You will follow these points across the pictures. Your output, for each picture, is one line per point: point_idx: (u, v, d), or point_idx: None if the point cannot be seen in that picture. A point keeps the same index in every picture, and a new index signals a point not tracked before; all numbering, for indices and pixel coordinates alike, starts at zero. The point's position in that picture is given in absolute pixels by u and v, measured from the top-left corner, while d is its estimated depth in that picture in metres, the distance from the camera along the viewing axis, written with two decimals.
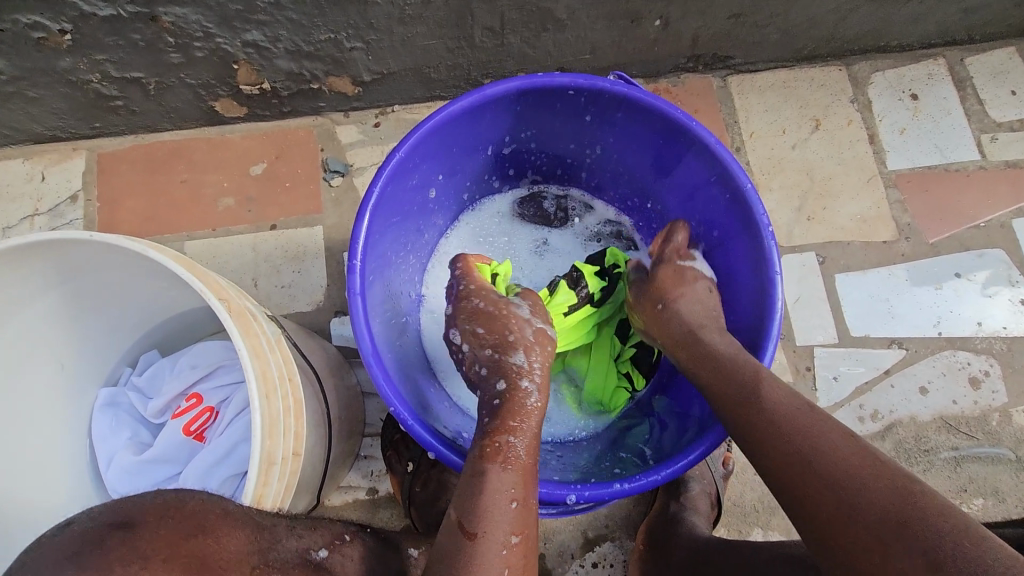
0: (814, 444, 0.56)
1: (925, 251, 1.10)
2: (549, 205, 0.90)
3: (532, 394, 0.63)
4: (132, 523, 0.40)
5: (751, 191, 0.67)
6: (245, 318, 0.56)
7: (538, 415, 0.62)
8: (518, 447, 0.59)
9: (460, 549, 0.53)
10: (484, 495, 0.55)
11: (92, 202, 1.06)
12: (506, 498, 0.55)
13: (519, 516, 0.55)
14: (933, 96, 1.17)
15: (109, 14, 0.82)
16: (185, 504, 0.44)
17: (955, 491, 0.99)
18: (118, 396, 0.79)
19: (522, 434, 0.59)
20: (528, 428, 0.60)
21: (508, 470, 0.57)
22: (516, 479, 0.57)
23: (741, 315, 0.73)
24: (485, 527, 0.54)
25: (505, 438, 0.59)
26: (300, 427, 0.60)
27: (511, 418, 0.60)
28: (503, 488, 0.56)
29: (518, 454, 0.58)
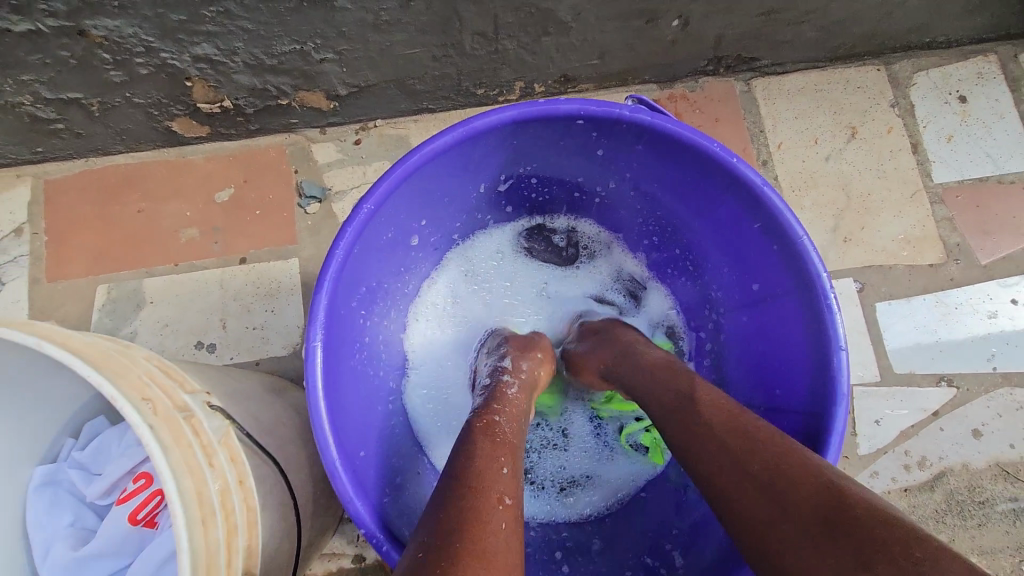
0: (704, 429, 0.53)
1: (976, 275, 0.98)
2: (554, 245, 0.78)
3: (514, 388, 0.61)
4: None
5: (811, 248, 0.55)
6: (176, 423, 0.45)
7: (516, 403, 0.58)
8: (507, 429, 0.53)
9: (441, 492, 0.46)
10: (476, 458, 0.48)
11: (41, 236, 0.94)
12: (498, 464, 0.48)
13: (516, 486, 0.47)
14: (984, 98, 1.04)
15: (27, 29, 0.69)
16: None
17: (1012, 547, 0.89)
18: (58, 473, 0.69)
19: (510, 419, 0.55)
20: (507, 410, 0.56)
21: (500, 443, 0.51)
22: (507, 452, 0.50)
23: (788, 397, 0.61)
24: (481, 481, 0.46)
25: (490, 416, 0.54)
26: (248, 540, 0.50)
27: (496, 406, 0.57)
28: (498, 456, 0.49)
29: (508, 434, 0.53)
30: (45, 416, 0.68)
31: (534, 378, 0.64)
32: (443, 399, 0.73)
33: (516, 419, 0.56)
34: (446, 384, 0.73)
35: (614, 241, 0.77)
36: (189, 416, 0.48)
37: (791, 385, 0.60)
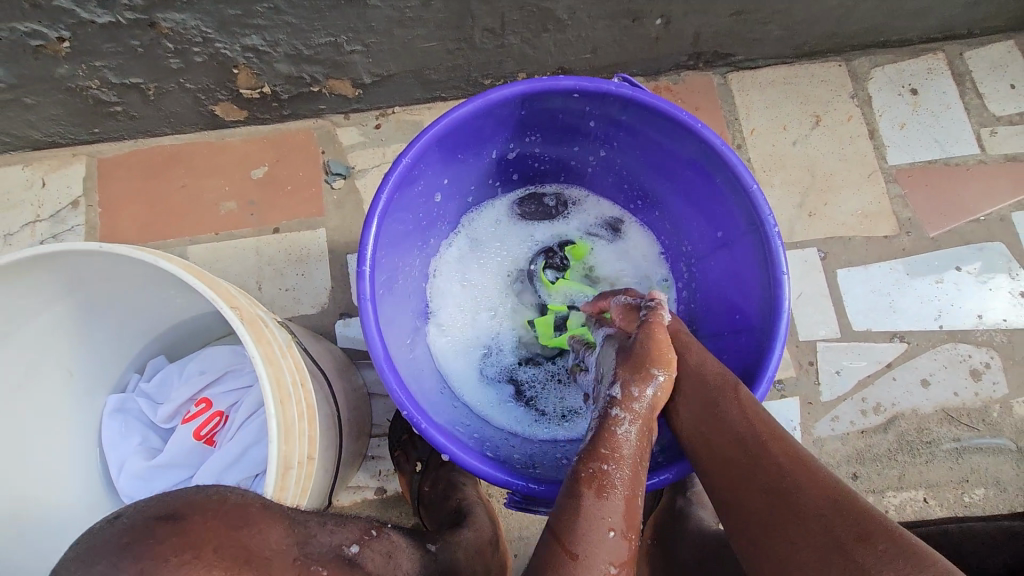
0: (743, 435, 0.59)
1: (926, 245, 1.11)
2: (543, 205, 0.90)
3: (630, 429, 0.58)
4: (180, 514, 0.42)
5: (758, 193, 0.67)
6: (258, 327, 0.58)
7: (630, 445, 0.58)
8: (617, 476, 0.56)
9: (559, 564, 0.53)
10: (583, 521, 0.54)
11: (93, 207, 1.04)
12: (604, 526, 0.54)
13: (620, 545, 0.54)
14: (933, 91, 1.17)
15: (108, 21, 0.84)
16: (226, 498, 0.46)
17: (957, 482, 1.01)
18: (128, 402, 0.79)
19: (621, 462, 0.57)
20: (623, 460, 0.57)
21: (608, 499, 0.55)
22: (618, 507, 0.55)
23: (744, 322, 0.72)
24: (587, 551, 0.53)
25: (600, 464, 0.57)
26: (312, 430, 0.61)
27: (607, 447, 0.58)
28: (604, 514, 0.55)
29: (618, 484, 0.56)
30: (119, 352, 0.78)
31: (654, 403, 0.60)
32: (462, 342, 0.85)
33: (634, 468, 0.58)
34: (463, 329, 0.86)
35: (593, 198, 0.90)
36: (266, 325, 0.60)
37: (747, 311, 0.71)
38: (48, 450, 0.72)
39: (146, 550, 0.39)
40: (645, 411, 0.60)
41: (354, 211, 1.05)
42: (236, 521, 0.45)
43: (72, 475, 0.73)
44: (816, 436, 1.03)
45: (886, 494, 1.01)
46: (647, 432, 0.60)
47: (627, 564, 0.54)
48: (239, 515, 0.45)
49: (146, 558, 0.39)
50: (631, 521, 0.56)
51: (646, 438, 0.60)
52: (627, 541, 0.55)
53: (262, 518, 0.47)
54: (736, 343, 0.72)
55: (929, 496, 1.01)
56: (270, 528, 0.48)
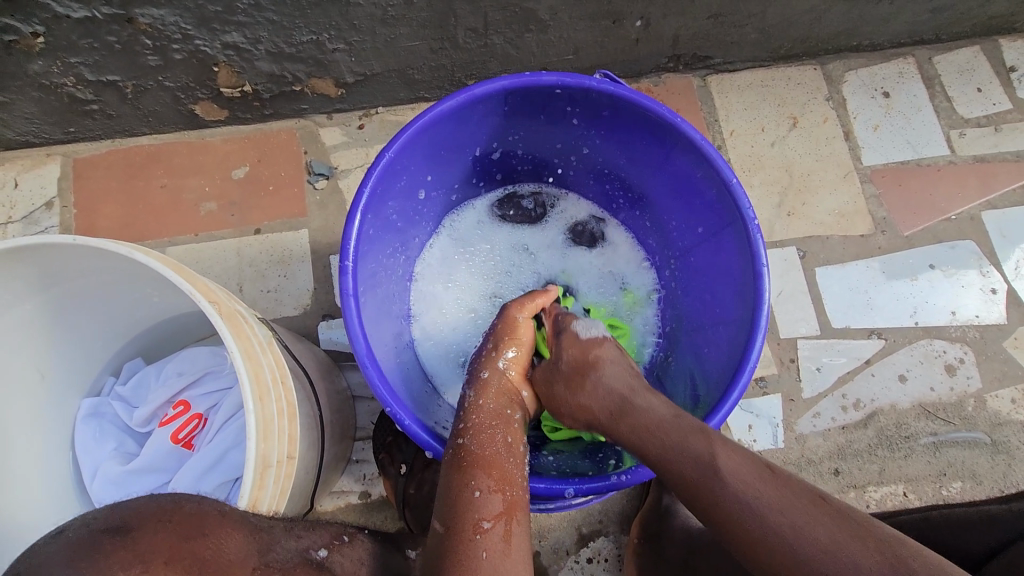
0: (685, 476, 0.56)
1: (900, 244, 1.14)
2: (525, 207, 0.90)
3: (475, 398, 0.65)
4: (129, 527, 0.42)
5: (738, 185, 0.68)
6: (236, 321, 0.57)
7: (485, 415, 0.63)
8: (472, 445, 0.60)
9: (439, 548, 0.53)
10: (448, 495, 0.56)
11: (68, 208, 1.02)
12: (469, 491, 0.56)
13: (492, 501, 0.55)
14: (904, 94, 1.21)
15: (84, 16, 0.83)
16: (182, 506, 0.46)
17: (935, 475, 1.03)
18: (102, 406, 0.77)
19: (474, 431, 0.61)
20: (476, 429, 0.61)
21: (466, 467, 0.58)
22: (480, 469, 0.57)
23: (727, 314, 0.72)
24: (453, 519, 0.54)
25: (456, 441, 0.60)
26: (292, 429, 0.60)
27: (464, 422, 0.62)
28: (467, 479, 0.57)
29: (476, 450, 0.59)
30: (93, 354, 0.77)
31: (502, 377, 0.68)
32: (448, 344, 0.84)
33: (493, 435, 0.61)
34: (449, 331, 0.85)
35: (572, 198, 0.90)
36: (245, 321, 0.59)
37: (727, 305, 0.72)
38: (20, 454, 0.69)
39: (90, 563, 0.39)
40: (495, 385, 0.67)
41: (338, 211, 1.04)
42: (191, 531, 0.44)
43: (41, 481, 0.71)
44: (798, 433, 1.04)
45: (868, 489, 1.02)
46: (503, 402, 0.65)
47: (505, 516, 0.55)
48: (196, 524, 0.45)
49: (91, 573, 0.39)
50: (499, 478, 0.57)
51: (503, 410, 0.65)
52: (499, 495, 0.56)
53: (221, 527, 0.47)
54: (716, 336, 0.73)
55: (908, 490, 1.02)
56: (230, 535, 0.47)
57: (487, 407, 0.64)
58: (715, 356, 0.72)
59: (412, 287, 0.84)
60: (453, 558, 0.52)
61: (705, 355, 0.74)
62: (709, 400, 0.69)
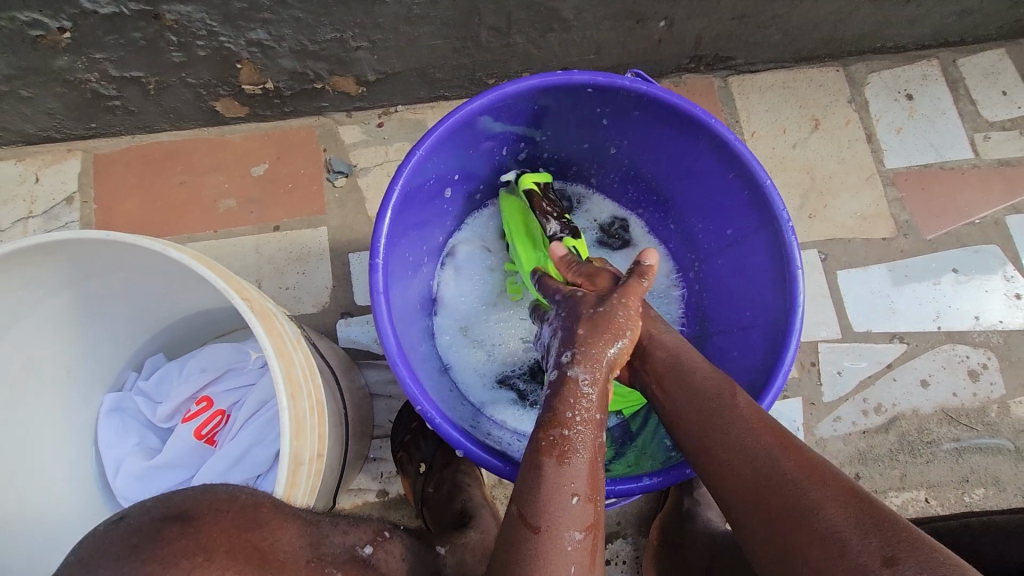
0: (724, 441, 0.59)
1: (923, 247, 1.12)
2: None
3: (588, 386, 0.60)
4: (189, 516, 0.42)
5: (771, 187, 0.67)
6: (268, 318, 0.56)
7: (592, 409, 0.59)
8: (578, 440, 0.57)
9: (523, 542, 0.53)
10: (543, 489, 0.54)
11: (89, 204, 1.02)
12: (567, 493, 0.54)
13: (585, 510, 0.54)
14: (928, 96, 1.19)
15: (111, 12, 0.83)
16: (238, 497, 0.46)
17: (957, 482, 1.02)
18: (124, 401, 0.77)
19: (581, 426, 0.58)
20: (583, 421, 0.58)
21: (569, 465, 0.56)
22: (579, 472, 0.56)
23: (756, 317, 0.72)
24: (549, 519, 0.53)
25: (560, 431, 0.57)
26: (322, 426, 0.60)
27: (570, 411, 0.59)
28: (567, 480, 0.55)
29: (580, 449, 0.57)
30: (117, 350, 0.76)
31: (610, 370, 0.63)
32: (472, 343, 0.84)
33: (596, 434, 0.58)
34: (473, 331, 0.85)
35: (598, 197, 0.90)
36: (276, 317, 0.59)
37: (758, 307, 0.71)
38: (43, 449, 0.69)
39: (155, 550, 0.39)
40: (603, 373, 0.62)
41: (357, 209, 1.03)
42: (248, 523, 0.45)
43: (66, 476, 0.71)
44: (819, 437, 1.03)
45: (888, 495, 1.01)
46: (608, 395, 0.62)
47: (593, 527, 0.54)
48: (251, 516, 0.46)
49: (158, 560, 0.39)
50: (595, 488, 0.56)
51: (605, 404, 0.61)
52: (592, 506, 0.55)
53: (274, 519, 0.47)
54: (746, 339, 0.73)
55: (930, 496, 1.01)
56: (280, 528, 0.47)
57: (594, 400, 0.60)
58: (744, 359, 0.71)
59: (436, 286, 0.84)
60: (536, 563, 0.52)
61: (734, 358, 0.74)
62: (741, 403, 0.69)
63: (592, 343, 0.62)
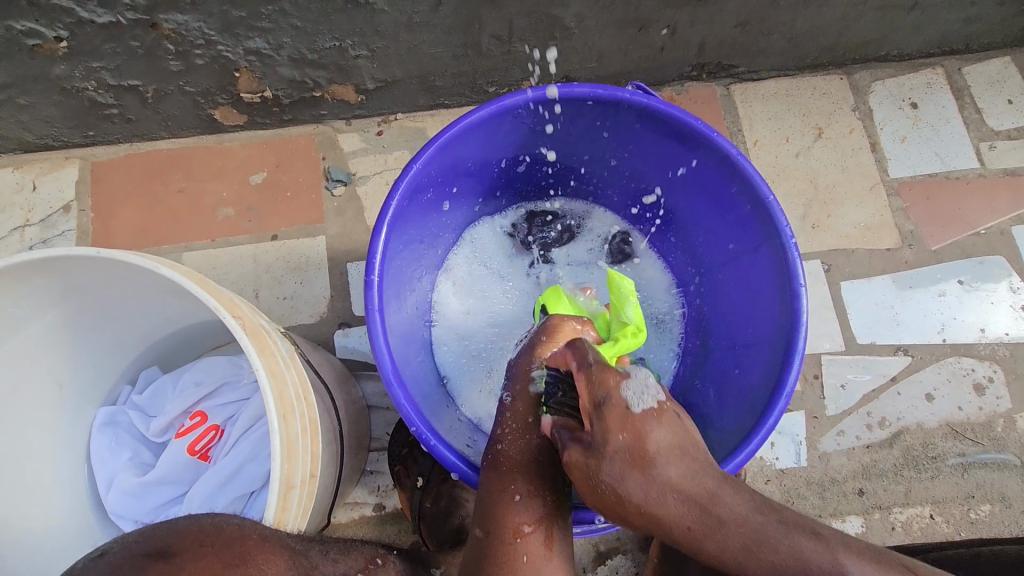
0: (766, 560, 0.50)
1: (928, 258, 1.11)
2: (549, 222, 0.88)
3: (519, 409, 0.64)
4: (168, 554, 0.44)
5: (774, 202, 0.66)
6: (259, 335, 0.56)
7: (524, 419, 0.63)
8: (513, 448, 0.60)
9: (479, 549, 0.55)
10: (486, 496, 0.57)
11: (86, 212, 1.01)
12: (507, 495, 0.57)
13: (530, 504, 0.56)
14: (933, 104, 1.18)
15: (108, 21, 0.82)
16: (222, 532, 0.47)
17: (963, 498, 1.00)
18: (117, 415, 0.76)
19: (512, 435, 0.61)
20: (516, 432, 0.62)
21: (507, 470, 0.58)
22: (517, 475, 0.58)
23: (758, 334, 0.70)
24: (492, 523, 0.55)
25: (495, 447, 0.61)
26: (314, 446, 0.59)
27: (503, 427, 0.63)
28: (504, 483, 0.57)
29: (515, 454, 0.60)
30: (110, 364, 0.75)
31: None
32: (470, 359, 0.83)
33: (532, 439, 0.61)
34: (471, 347, 0.83)
35: (599, 211, 0.89)
36: (269, 335, 0.58)
37: (760, 325, 0.70)
38: (34, 465, 0.69)
39: None
40: (531, 391, 0.66)
41: (356, 219, 1.02)
42: (230, 560, 0.46)
43: (57, 493, 0.70)
44: (822, 451, 1.02)
45: (893, 511, 0.99)
46: None
47: (544, 520, 0.56)
48: (234, 551, 0.46)
49: None
50: (538, 482, 0.58)
51: (540, 414, 0.64)
52: (538, 500, 0.57)
53: (259, 552, 0.48)
54: (749, 357, 0.71)
55: (935, 513, 0.99)
56: (265, 563, 0.48)
57: (526, 413, 0.64)
58: (746, 377, 0.70)
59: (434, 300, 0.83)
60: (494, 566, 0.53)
61: (735, 375, 0.72)
62: (740, 423, 0.67)
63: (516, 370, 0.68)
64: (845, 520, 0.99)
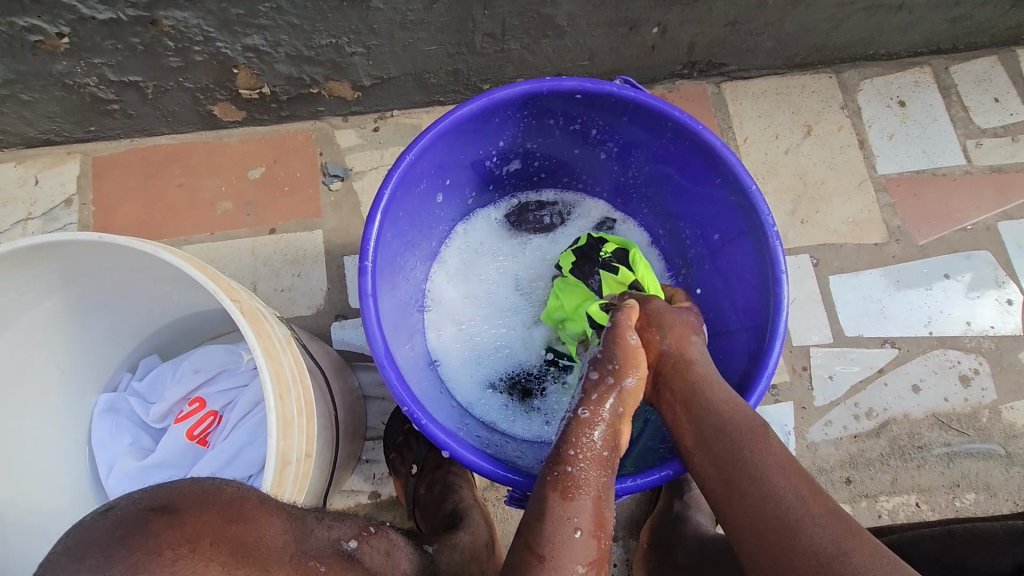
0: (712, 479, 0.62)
1: (915, 253, 1.13)
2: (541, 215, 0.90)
3: (594, 433, 0.62)
4: (173, 508, 0.43)
5: (756, 192, 0.68)
6: (258, 320, 0.57)
7: (596, 448, 0.61)
8: (582, 477, 0.59)
9: (529, 571, 0.54)
10: (549, 523, 0.56)
11: (87, 206, 1.03)
12: (570, 527, 0.56)
13: (589, 546, 0.56)
14: (920, 103, 1.20)
15: (109, 18, 0.84)
16: (223, 491, 0.47)
17: (948, 486, 1.02)
18: (118, 401, 0.78)
19: (585, 464, 0.60)
20: (587, 460, 0.60)
21: (574, 499, 0.57)
22: (583, 507, 0.57)
23: (742, 321, 0.72)
24: (551, 553, 0.55)
25: (564, 468, 0.59)
26: (310, 427, 0.61)
27: (573, 450, 0.61)
28: (570, 516, 0.57)
29: (584, 486, 0.58)
30: (111, 351, 0.77)
31: (615, 415, 0.64)
32: (463, 348, 0.85)
33: (599, 474, 0.60)
34: (465, 336, 0.85)
35: (589, 202, 0.91)
36: (266, 319, 0.60)
37: (743, 312, 0.72)
38: (36, 448, 0.70)
39: (140, 540, 0.40)
40: (609, 414, 0.64)
41: (353, 213, 1.04)
42: (232, 516, 0.46)
43: (58, 476, 0.71)
44: (810, 441, 1.03)
45: (879, 499, 1.01)
46: (614, 433, 0.63)
47: (597, 564, 0.56)
48: (234, 509, 0.46)
49: (142, 550, 0.39)
50: (598, 523, 0.57)
51: (609, 446, 0.62)
52: (595, 542, 0.56)
53: (258, 513, 0.48)
54: (733, 343, 0.73)
55: (921, 501, 1.01)
56: (268, 523, 0.48)
57: (599, 441, 0.62)
58: (730, 363, 0.72)
59: (428, 291, 0.85)
60: None
61: (720, 362, 0.74)
62: None
63: (596, 387, 0.65)
64: None
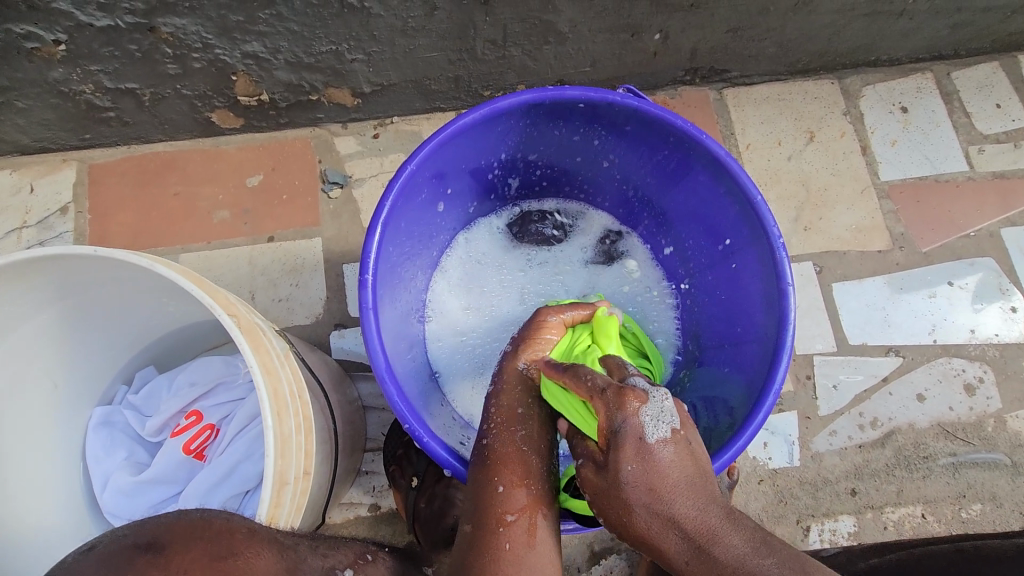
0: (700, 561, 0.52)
1: (918, 260, 1.12)
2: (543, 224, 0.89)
3: (506, 400, 0.65)
4: (157, 544, 0.44)
5: (762, 202, 0.67)
6: (254, 334, 0.56)
7: (510, 412, 0.64)
8: (499, 441, 0.62)
9: (467, 540, 0.57)
10: (473, 489, 0.59)
11: (83, 214, 1.02)
12: (494, 486, 0.58)
13: (516, 496, 0.58)
14: (923, 109, 1.20)
15: (106, 25, 0.83)
16: (212, 524, 0.47)
17: (954, 497, 1.01)
18: (113, 414, 0.76)
19: (498, 428, 0.63)
20: (502, 425, 0.63)
21: (494, 462, 0.60)
22: (503, 466, 0.60)
23: (748, 333, 0.71)
24: (479, 513, 0.57)
25: (484, 440, 0.63)
26: (309, 444, 0.59)
27: (489, 421, 0.64)
28: (491, 476, 0.59)
29: (502, 447, 0.61)
30: (106, 363, 0.76)
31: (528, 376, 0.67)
32: (463, 359, 0.83)
33: (516, 432, 0.63)
34: (465, 347, 0.84)
35: (592, 212, 0.89)
36: (264, 334, 0.58)
37: (749, 323, 0.71)
38: (29, 465, 0.69)
39: None
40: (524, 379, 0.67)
41: (353, 221, 1.03)
42: (220, 550, 0.46)
43: (52, 492, 0.70)
44: (814, 451, 1.02)
45: (885, 510, 1.00)
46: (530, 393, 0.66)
47: (528, 510, 0.57)
48: (226, 542, 0.46)
49: None
50: (522, 473, 0.59)
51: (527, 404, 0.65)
52: (522, 490, 0.58)
53: (249, 546, 0.47)
54: (739, 354, 0.72)
55: (926, 512, 1.00)
56: (258, 557, 0.47)
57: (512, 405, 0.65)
58: (736, 375, 0.71)
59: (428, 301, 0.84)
60: (481, 556, 0.55)
61: (725, 374, 0.73)
62: (729, 420, 0.68)
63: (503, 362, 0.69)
64: (838, 519, 0.99)
